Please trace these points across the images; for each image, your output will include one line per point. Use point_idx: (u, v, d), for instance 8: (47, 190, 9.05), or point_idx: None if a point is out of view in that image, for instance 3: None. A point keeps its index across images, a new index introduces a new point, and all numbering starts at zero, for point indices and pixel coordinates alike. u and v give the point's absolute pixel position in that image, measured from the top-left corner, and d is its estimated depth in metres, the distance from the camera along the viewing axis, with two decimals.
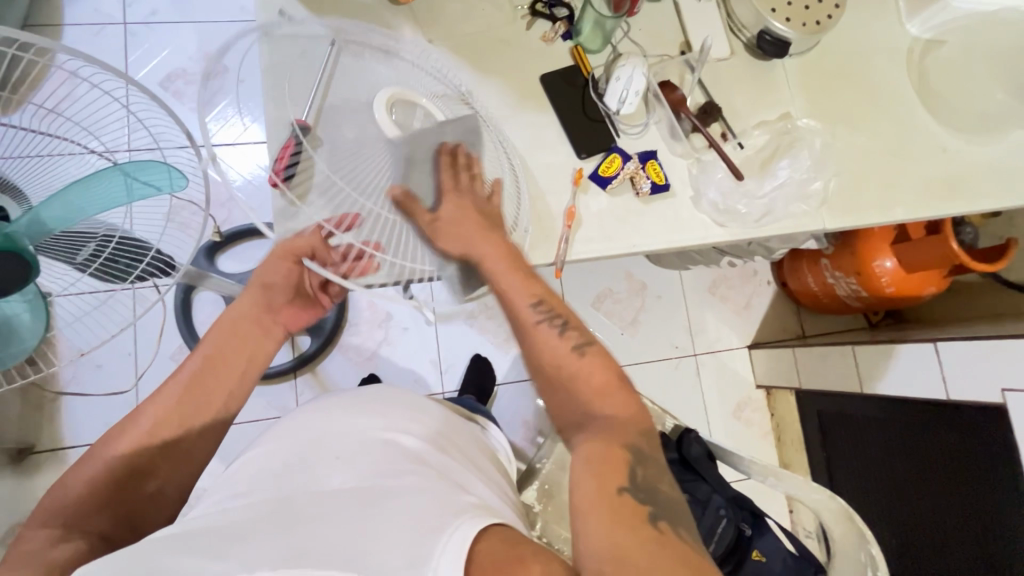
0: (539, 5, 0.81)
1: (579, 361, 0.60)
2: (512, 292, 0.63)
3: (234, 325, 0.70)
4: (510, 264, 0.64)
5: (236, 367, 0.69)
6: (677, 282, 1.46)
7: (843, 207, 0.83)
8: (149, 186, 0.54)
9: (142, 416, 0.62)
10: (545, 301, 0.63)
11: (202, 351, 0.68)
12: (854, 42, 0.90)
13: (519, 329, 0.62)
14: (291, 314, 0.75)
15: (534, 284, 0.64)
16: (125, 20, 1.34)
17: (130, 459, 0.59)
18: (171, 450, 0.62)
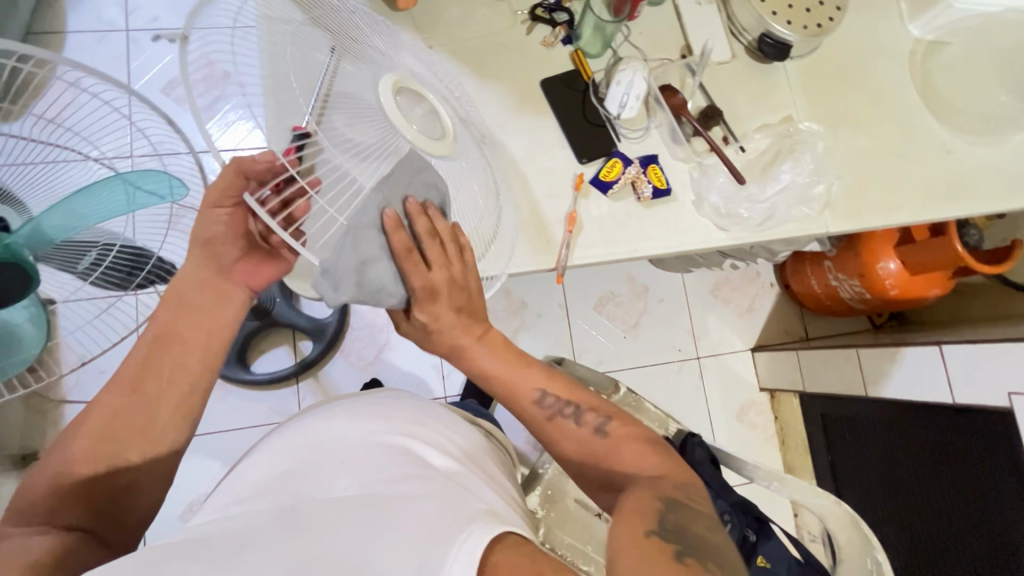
0: (539, 10, 0.81)
1: (603, 441, 0.62)
2: (521, 390, 0.66)
3: (181, 298, 0.64)
4: (511, 361, 0.67)
5: (193, 345, 0.64)
6: (679, 285, 1.46)
7: (846, 210, 0.83)
8: (151, 195, 0.54)
9: (97, 405, 0.59)
10: (550, 394, 0.65)
11: (150, 331, 0.63)
12: (856, 44, 0.90)
13: (537, 427, 0.65)
14: (251, 269, 0.65)
15: (533, 375, 0.67)
16: (127, 27, 1.35)
17: (91, 449, 0.56)
18: (136, 436, 0.59)
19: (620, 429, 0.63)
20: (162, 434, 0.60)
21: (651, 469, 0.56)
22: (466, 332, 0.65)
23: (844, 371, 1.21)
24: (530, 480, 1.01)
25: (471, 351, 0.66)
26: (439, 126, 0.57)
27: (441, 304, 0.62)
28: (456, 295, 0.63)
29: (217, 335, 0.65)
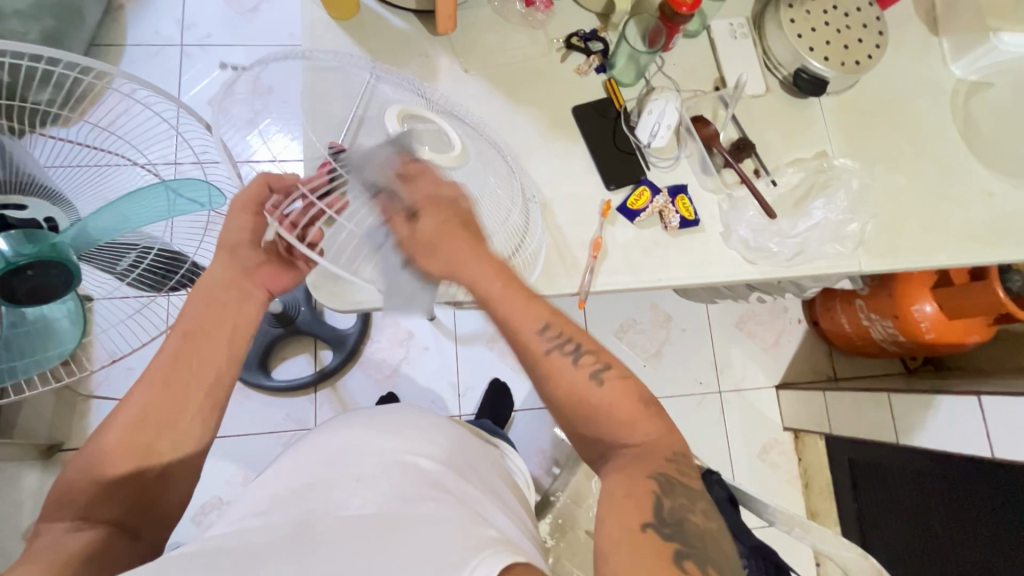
0: (574, 39, 0.82)
1: (599, 391, 0.55)
2: (519, 326, 0.57)
3: (209, 295, 0.64)
4: (511, 290, 0.58)
5: (221, 339, 0.63)
6: (702, 316, 1.43)
7: (882, 250, 0.81)
8: (192, 203, 0.56)
9: (129, 401, 0.57)
10: (553, 327, 0.57)
11: (180, 327, 0.62)
12: (895, 82, 0.88)
13: (528, 360, 0.57)
14: (271, 275, 0.67)
15: (534, 309, 0.58)
16: (182, 42, 1.43)
17: (126, 445, 0.55)
18: (167, 432, 0.57)
19: (617, 377, 0.56)
20: (191, 430, 0.59)
21: (638, 434, 0.55)
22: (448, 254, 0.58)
23: (873, 415, 1.17)
24: (541, 507, 0.99)
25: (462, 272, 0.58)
26: (447, 143, 0.61)
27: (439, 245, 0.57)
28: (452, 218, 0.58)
29: (243, 333, 0.65)
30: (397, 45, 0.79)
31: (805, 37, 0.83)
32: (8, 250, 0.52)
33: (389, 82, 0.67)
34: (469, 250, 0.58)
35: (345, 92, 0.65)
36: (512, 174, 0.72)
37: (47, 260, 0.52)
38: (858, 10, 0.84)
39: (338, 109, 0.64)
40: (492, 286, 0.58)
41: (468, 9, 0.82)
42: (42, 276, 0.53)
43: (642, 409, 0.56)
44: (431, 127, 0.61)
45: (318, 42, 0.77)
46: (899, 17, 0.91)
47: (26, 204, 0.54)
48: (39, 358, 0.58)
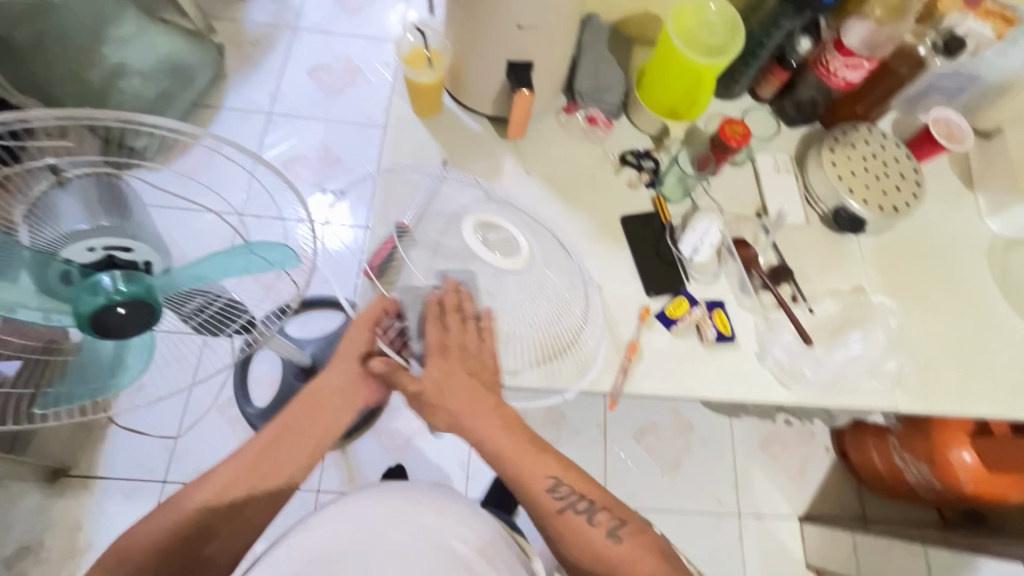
0: (628, 156, 0.90)
1: (616, 547, 0.67)
2: (531, 482, 0.70)
3: (314, 398, 0.73)
4: (518, 442, 0.71)
5: (307, 441, 0.71)
6: (726, 431, 1.39)
7: (918, 391, 0.81)
8: (267, 263, 0.61)
9: (216, 475, 0.67)
10: (563, 482, 0.70)
11: (280, 419, 0.72)
12: (932, 230, 0.92)
13: (541, 517, 0.69)
14: (370, 391, 0.74)
15: (546, 462, 0.71)
16: (270, 111, 1.59)
17: (197, 515, 0.64)
18: (230, 516, 0.66)
19: (631, 534, 0.68)
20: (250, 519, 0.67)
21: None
22: (470, 413, 0.70)
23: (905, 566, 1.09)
24: None
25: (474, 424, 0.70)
26: (514, 247, 0.70)
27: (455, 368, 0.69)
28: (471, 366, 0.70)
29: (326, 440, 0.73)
30: (469, 144, 0.88)
31: (845, 178, 0.89)
32: (110, 286, 0.53)
33: (454, 184, 0.79)
34: (487, 414, 0.70)
35: (415, 192, 0.77)
36: (573, 274, 0.77)
37: (139, 299, 0.54)
38: (896, 160, 0.91)
39: (408, 201, 0.76)
40: (498, 441, 0.70)
41: (536, 119, 0.91)
42: (132, 315, 0.54)
43: (660, 563, 0.66)
44: (503, 235, 0.70)
45: (400, 132, 0.87)
46: (936, 170, 0.97)
47: (133, 247, 0.54)
48: (96, 389, 0.65)
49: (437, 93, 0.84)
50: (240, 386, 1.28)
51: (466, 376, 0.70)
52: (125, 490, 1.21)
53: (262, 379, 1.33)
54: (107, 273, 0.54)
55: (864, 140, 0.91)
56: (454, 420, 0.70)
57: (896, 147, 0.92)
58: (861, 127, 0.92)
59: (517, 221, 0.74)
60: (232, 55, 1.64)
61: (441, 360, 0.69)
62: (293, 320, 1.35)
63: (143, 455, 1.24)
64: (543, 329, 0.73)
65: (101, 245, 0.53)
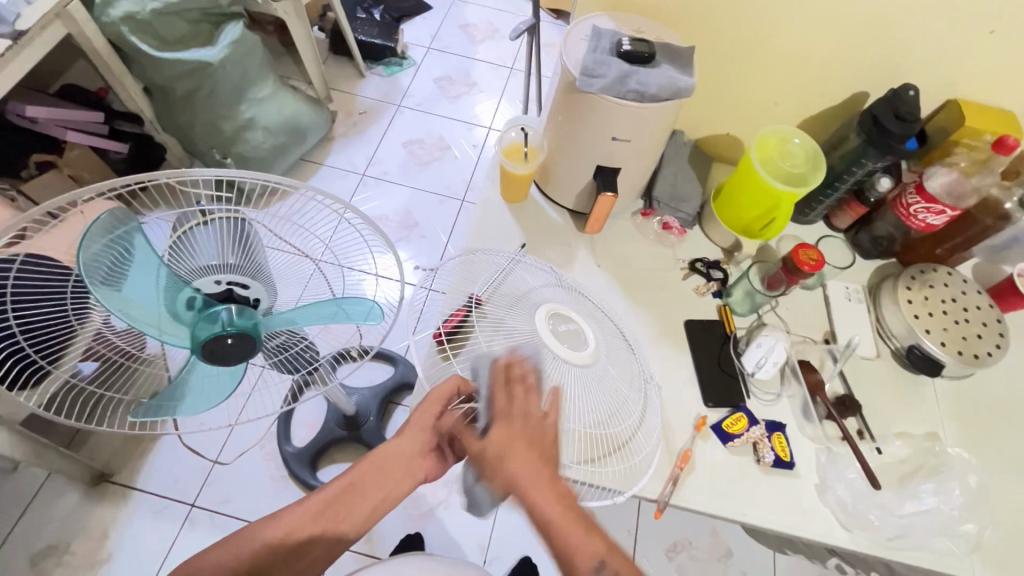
0: (698, 264, 0.93)
1: None
2: (574, 560, 0.53)
3: (383, 459, 0.67)
4: (567, 512, 0.54)
5: (367, 506, 0.65)
6: (767, 564, 1.28)
7: (999, 562, 0.73)
8: (351, 317, 0.65)
9: (278, 520, 0.62)
10: (611, 569, 0.53)
11: (346, 475, 0.66)
12: (1015, 386, 0.88)
13: None
14: (434, 463, 0.69)
15: (593, 542, 0.53)
16: (365, 173, 1.76)
17: (255, 560, 0.60)
18: (283, 566, 0.61)
19: None
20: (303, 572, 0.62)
21: None
22: (511, 461, 0.55)
23: None
24: None
25: (528, 492, 0.54)
26: (582, 341, 0.72)
27: (512, 460, 0.55)
28: (532, 451, 0.57)
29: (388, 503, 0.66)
30: (547, 231, 0.94)
31: (921, 318, 0.87)
32: (227, 319, 0.58)
33: (529, 266, 0.83)
34: (537, 471, 0.55)
35: (494, 270, 0.82)
36: (631, 376, 0.77)
37: (247, 333, 0.58)
38: (978, 307, 0.88)
39: (485, 276, 0.82)
40: (550, 508, 0.54)
41: (612, 217, 0.97)
42: (237, 346, 0.58)
43: None
44: (572, 327, 0.73)
45: (485, 212, 0.94)
46: (1021, 324, 0.93)
47: (251, 285, 0.62)
48: (161, 405, 0.65)
49: (526, 183, 0.92)
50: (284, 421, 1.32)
51: (523, 446, 0.56)
52: (156, 506, 1.24)
53: (306, 418, 1.37)
54: (226, 307, 0.59)
55: (942, 282, 0.90)
56: (507, 476, 0.55)
57: (977, 294, 0.90)
58: (940, 269, 0.91)
59: (585, 313, 0.78)
60: (342, 121, 1.85)
61: (505, 425, 0.57)
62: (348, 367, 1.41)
63: (181, 474, 1.27)
64: (600, 426, 0.72)
65: (224, 280, 0.61)
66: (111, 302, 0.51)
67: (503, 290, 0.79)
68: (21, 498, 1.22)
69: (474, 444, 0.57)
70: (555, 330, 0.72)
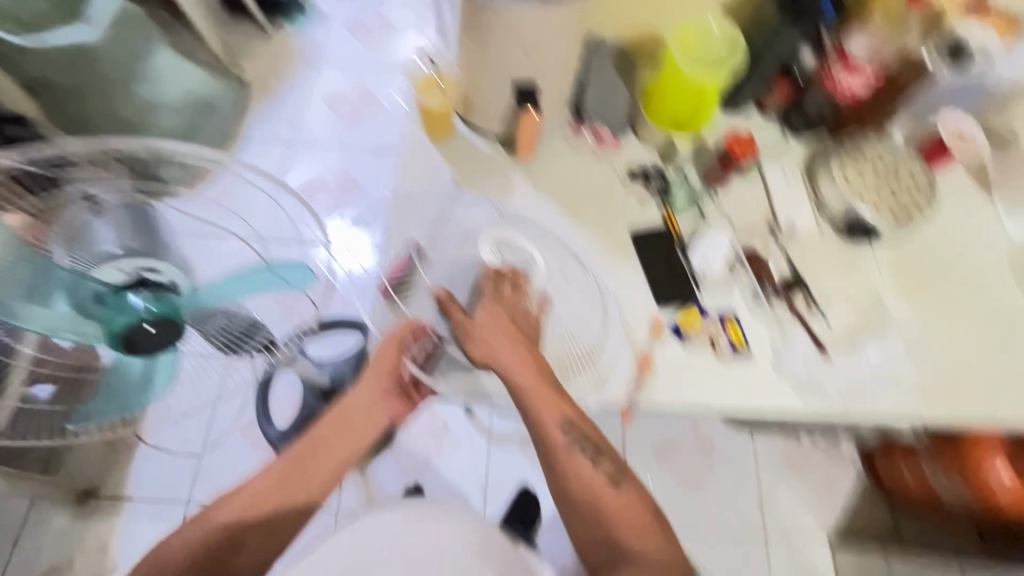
0: (636, 171, 0.92)
1: (614, 494, 0.82)
2: (546, 416, 0.77)
3: (343, 414, 0.86)
4: (541, 383, 0.76)
5: (334, 456, 0.84)
6: (747, 448, 1.36)
7: (942, 399, 0.79)
8: (285, 280, 0.66)
9: (257, 482, 0.82)
10: (577, 426, 0.80)
11: (303, 439, 0.84)
12: (951, 234, 0.91)
13: (554, 452, 0.81)
14: (396, 408, 0.88)
15: (568, 406, 0.78)
16: (291, 139, 1.65)
17: (232, 526, 0.77)
18: (259, 529, 0.79)
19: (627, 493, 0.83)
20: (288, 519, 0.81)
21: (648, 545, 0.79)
22: (491, 330, 0.77)
23: None
24: None
25: (501, 350, 0.75)
26: (525, 256, 0.82)
27: (496, 321, 0.77)
28: (510, 322, 0.78)
29: (343, 454, 0.84)
30: (479, 162, 0.90)
31: (855, 187, 0.88)
32: (141, 305, 0.60)
33: (468, 205, 0.86)
34: (507, 341, 0.76)
35: (431, 219, 0.85)
36: (590, 296, 0.81)
37: (167, 318, 0.61)
38: (907, 168, 0.90)
39: (422, 224, 0.84)
40: (521, 369, 0.75)
41: (544, 138, 0.93)
42: (160, 332, 0.60)
43: (648, 516, 0.82)
44: (517, 252, 0.82)
45: (412, 154, 0.90)
46: (952, 175, 0.96)
47: (161, 267, 0.59)
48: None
49: (448, 120, 0.91)
50: (261, 402, 1.30)
51: (498, 318, 0.78)
52: (150, 511, 1.24)
53: (282, 400, 1.33)
54: (134, 292, 0.59)
55: (873, 148, 0.91)
56: (490, 346, 0.76)
57: (906, 155, 0.91)
58: (869, 136, 0.93)
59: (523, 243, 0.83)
60: None
61: (492, 306, 0.78)
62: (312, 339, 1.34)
63: (168, 476, 1.26)
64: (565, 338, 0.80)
65: (132, 266, 0.58)
66: (33, 316, 0.56)
67: (446, 234, 0.83)
68: (10, 531, 1.20)
69: (456, 313, 0.77)
70: (498, 254, 0.82)
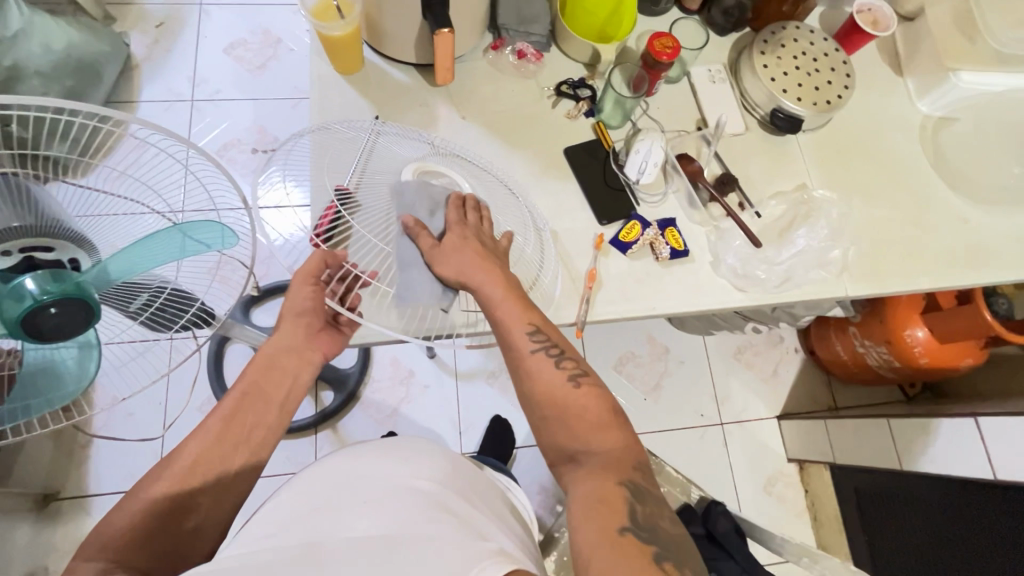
0: (564, 87, 0.88)
1: (574, 392, 0.60)
2: (513, 327, 0.63)
3: (269, 359, 0.68)
4: (511, 294, 0.65)
5: (273, 405, 0.66)
6: (700, 348, 1.45)
7: (865, 274, 0.84)
8: (201, 243, 0.59)
9: (182, 453, 0.60)
10: (541, 332, 0.63)
11: (238, 389, 0.66)
12: (867, 118, 0.94)
13: (517, 363, 0.63)
14: (328, 341, 0.71)
15: (529, 314, 0.64)
16: (193, 97, 1.50)
17: (171, 497, 0.57)
18: (208, 488, 0.60)
19: (588, 383, 0.61)
20: (230, 486, 0.61)
21: (606, 443, 0.57)
22: (458, 254, 0.65)
23: (874, 443, 1.18)
24: (545, 545, 0.96)
25: (487, 274, 0.65)
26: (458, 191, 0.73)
27: (455, 241, 0.66)
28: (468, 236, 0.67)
29: (292, 399, 0.68)
30: (399, 96, 0.85)
31: (778, 80, 0.89)
32: (34, 288, 0.52)
33: (392, 136, 0.76)
34: (478, 260, 0.66)
35: (351, 148, 0.73)
36: (519, 228, 0.77)
37: (71, 297, 0.53)
38: (825, 55, 0.91)
39: (347, 154, 0.73)
40: (497, 290, 0.64)
41: (464, 61, 0.88)
42: (66, 314, 0.53)
43: (607, 415, 0.59)
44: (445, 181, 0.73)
45: (326, 96, 0.83)
46: (867, 60, 0.98)
47: (54, 246, 0.55)
48: (51, 398, 0.60)
49: (354, 45, 0.81)
50: (215, 378, 1.27)
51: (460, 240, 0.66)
52: None
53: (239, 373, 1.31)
54: (29, 274, 0.52)
55: (792, 38, 0.92)
56: (460, 267, 0.65)
57: (824, 42, 0.92)
58: (788, 26, 0.92)
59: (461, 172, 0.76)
60: (139, 40, 1.52)
61: (460, 229, 0.67)
62: (258, 308, 1.30)
63: (130, 466, 1.22)
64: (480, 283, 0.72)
65: (18, 247, 0.53)
66: None
67: (373, 167, 0.72)
68: None
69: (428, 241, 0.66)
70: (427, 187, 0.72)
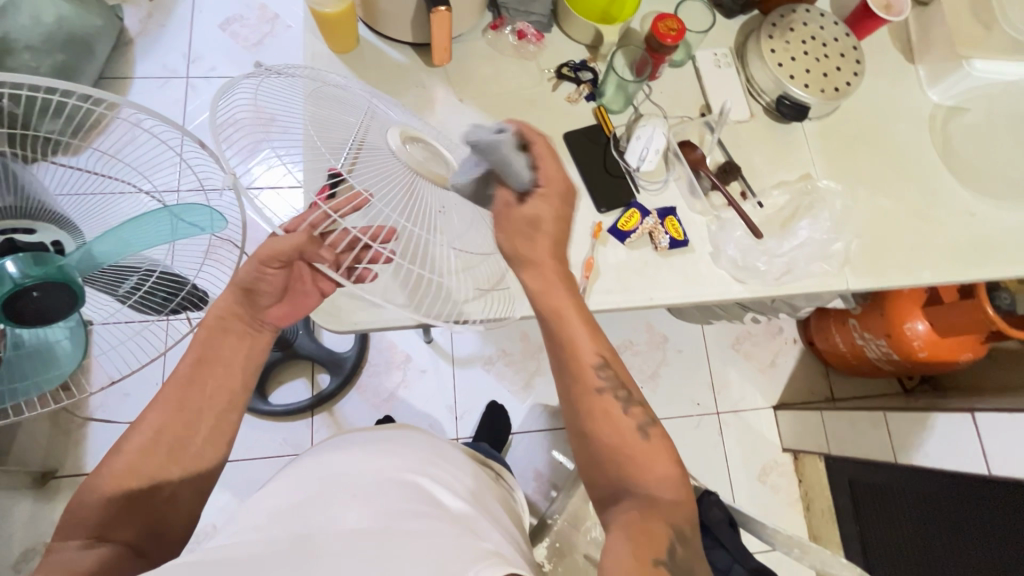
0: (565, 69, 0.86)
1: (642, 442, 0.59)
2: (579, 350, 0.61)
3: (218, 323, 0.64)
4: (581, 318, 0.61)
5: (230, 368, 0.63)
6: (698, 336, 1.44)
7: (867, 267, 0.83)
8: (193, 227, 0.57)
9: (142, 426, 0.58)
10: (610, 367, 0.62)
11: (191, 356, 0.63)
12: (876, 106, 0.92)
13: (579, 393, 0.61)
14: (281, 313, 0.66)
15: (598, 343, 0.62)
16: (187, 74, 1.47)
17: (139, 468, 0.56)
18: (177, 456, 0.59)
19: (659, 434, 0.60)
20: (202, 451, 0.60)
21: (666, 490, 0.55)
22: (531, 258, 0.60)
23: (869, 436, 1.18)
24: (538, 530, 0.96)
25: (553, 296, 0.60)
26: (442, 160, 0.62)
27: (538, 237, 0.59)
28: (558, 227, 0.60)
29: (251, 362, 0.65)
30: (395, 77, 0.83)
31: (785, 65, 0.86)
32: (16, 271, 0.52)
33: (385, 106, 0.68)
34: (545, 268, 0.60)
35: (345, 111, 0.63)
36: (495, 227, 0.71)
37: (53, 282, 0.53)
38: (835, 40, 0.88)
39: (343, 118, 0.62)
40: (563, 309, 0.61)
41: (462, 42, 0.86)
42: (48, 298, 0.54)
43: (677, 464, 0.58)
44: (426, 147, 0.62)
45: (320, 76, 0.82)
46: (879, 45, 0.94)
47: (36, 228, 0.55)
48: (40, 381, 0.59)
49: (349, 23, 0.78)
50: None
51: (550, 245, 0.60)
52: None
53: None
54: (9, 257, 0.52)
55: (802, 22, 0.89)
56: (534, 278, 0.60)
57: (834, 26, 0.89)
58: (799, 8, 0.90)
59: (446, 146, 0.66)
60: (133, 14, 1.49)
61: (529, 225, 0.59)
62: None
63: None
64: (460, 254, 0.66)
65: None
66: None
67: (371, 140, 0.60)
68: None
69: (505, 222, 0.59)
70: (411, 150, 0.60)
